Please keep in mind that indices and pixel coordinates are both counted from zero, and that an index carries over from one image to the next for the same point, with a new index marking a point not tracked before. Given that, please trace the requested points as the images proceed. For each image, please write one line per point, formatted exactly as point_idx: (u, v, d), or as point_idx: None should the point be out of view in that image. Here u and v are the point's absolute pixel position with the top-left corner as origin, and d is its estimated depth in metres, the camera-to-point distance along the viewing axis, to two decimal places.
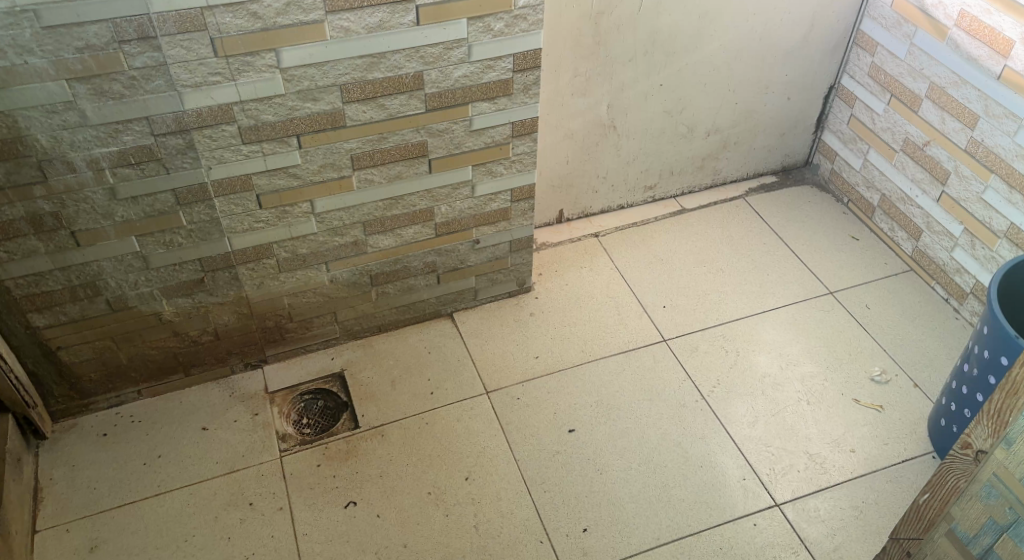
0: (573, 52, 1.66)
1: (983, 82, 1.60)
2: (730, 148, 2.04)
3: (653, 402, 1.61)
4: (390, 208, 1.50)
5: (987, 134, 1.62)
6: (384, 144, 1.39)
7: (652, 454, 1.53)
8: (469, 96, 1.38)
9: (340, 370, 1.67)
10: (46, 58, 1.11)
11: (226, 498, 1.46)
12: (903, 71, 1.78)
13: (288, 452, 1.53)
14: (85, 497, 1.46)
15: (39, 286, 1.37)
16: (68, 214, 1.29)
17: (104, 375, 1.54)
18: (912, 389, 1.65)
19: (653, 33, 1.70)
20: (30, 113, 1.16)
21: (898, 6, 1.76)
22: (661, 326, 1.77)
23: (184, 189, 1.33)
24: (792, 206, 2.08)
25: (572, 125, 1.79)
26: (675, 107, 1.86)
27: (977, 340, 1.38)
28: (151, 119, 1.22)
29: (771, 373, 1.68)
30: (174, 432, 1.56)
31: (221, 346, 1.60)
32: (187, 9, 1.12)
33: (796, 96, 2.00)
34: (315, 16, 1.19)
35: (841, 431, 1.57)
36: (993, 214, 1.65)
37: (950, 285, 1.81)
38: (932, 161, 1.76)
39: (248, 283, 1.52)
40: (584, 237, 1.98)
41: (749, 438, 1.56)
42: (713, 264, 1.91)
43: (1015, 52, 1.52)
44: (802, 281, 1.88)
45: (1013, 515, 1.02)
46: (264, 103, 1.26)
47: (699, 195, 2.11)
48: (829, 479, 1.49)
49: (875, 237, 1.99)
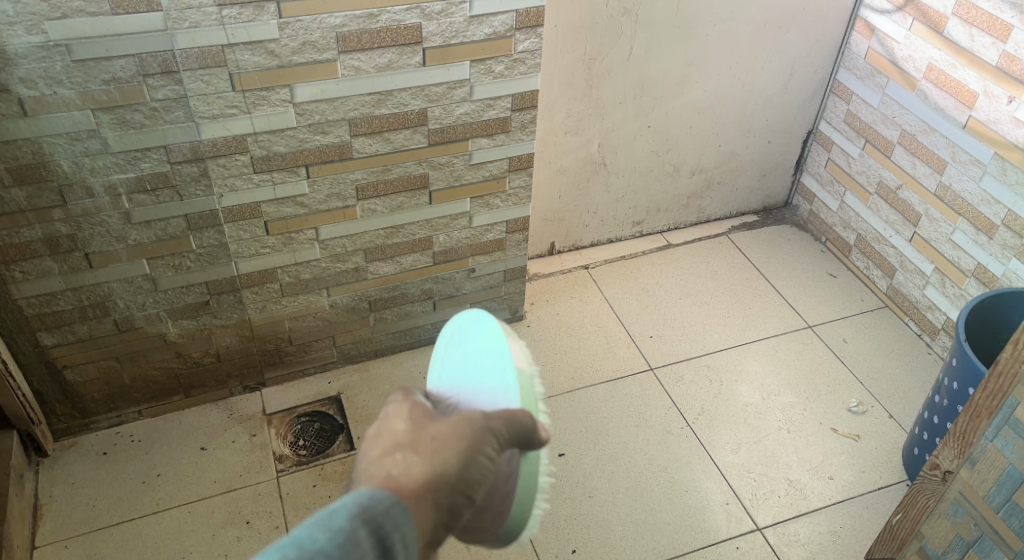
0: (567, 93, 1.75)
1: (950, 130, 1.70)
2: (714, 187, 2.14)
3: (640, 427, 1.67)
4: (390, 236, 1.57)
5: (955, 179, 1.72)
6: (388, 175, 1.47)
7: (640, 478, 1.58)
8: (469, 132, 1.46)
9: (337, 394, 1.72)
10: (73, 89, 1.18)
11: (223, 516, 1.49)
12: (876, 118, 1.89)
13: (284, 472, 1.57)
14: (85, 514, 1.49)
15: (50, 306, 1.42)
16: (82, 236, 1.35)
17: (106, 395, 1.58)
18: (887, 419, 1.72)
19: (642, 78, 1.79)
20: (54, 140, 1.23)
21: (872, 58, 1.87)
22: (648, 355, 1.83)
23: (197, 214, 1.40)
24: (774, 243, 2.17)
25: (565, 162, 1.87)
26: (661, 147, 1.95)
27: (947, 373, 1.46)
28: (169, 148, 1.29)
29: (753, 402, 1.74)
30: (173, 452, 1.59)
31: (222, 368, 1.65)
32: (209, 47, 1.20)
33: (777, 139, 2.10)
34: (328, 55, 1.27)
35: (820, 458, 1.64)
36: (961, 254, 1.74)
37: (922, 321, 1.89)
38: (905, 203, 1.86)
39: (251, 307, 1.57)
40: (575, 269, 2.06)
41: (731, 464, 1.62)
42: (698, 297, 1.99)
43: (980, 103, 1.62)
44: (784, 315, 1.96)
45: (978, 531, 1.09)
46: (276, 135, 1.34)
47: (684, 230, 2.19)
48: (808, 504, 1.55)
49: (852, 274, 2.08)
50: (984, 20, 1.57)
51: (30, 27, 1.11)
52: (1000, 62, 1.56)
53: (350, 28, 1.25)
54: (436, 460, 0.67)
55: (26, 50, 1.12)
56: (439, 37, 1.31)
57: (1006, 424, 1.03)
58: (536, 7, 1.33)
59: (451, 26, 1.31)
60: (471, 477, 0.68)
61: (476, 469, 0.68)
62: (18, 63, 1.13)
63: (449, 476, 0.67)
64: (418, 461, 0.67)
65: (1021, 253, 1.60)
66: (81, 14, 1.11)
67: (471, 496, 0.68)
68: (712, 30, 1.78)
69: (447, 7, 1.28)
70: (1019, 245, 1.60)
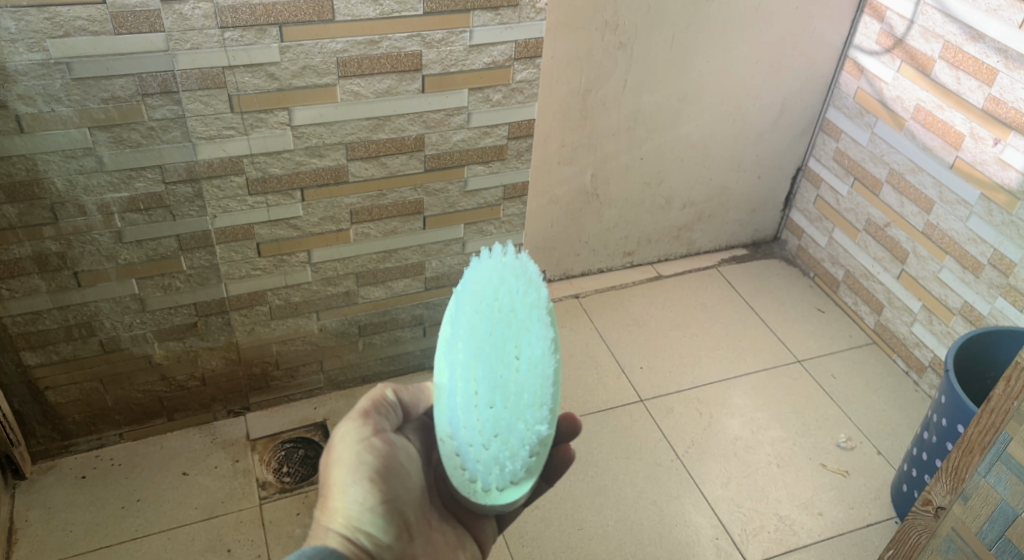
0: (562, 123, 1.77)
1: (938, 170, 1.73)
2: (704, 220, 2.16)
3: (630, 460, 1.66)
4: (383, 261, 1.56)
5: (942, 218, 1.74)
6: (382, 200, 1.47)
7: (630, 512, 1.57)
8: (466, 158, 1.47)
9: (322, 420, 1.70)
10: (71, 107, 1.18)
11: (203, 543, 1.46)
12: (865, 156, 1.92)
13: (267, 499, 1.54)
14: (61, 539, 1.45)
15: (35, 325, 1.39)
16: (72, 254, 1.34)
17: (88, 417, 1.55)
18: (876, 455, 1.72)
19: (635, 111, 1.82)
20: (50, 157, 1.22)
21: (861, 98, 1.90)
22: (638, 387, 1.83)
23: (189, 235, 1.39)
24: (763, 278, 2.19)
25: (558, 191, 1.88)
26: (653, 179, 1.97)
27: (935, 409, 1.46)
28: (164, 168, 1.29)
29: (742, 436, 1.74)
30: (154, 476, 1.56)
31: (207, 392, 1.62)
32: (209, 68, 1.20)
33: (766, 175, 2.13)
34: (327, 80, 1.28)
35: (809, 493, 1.63)
36: (948, 292, 1.76)
37: (910, 358, 1.91)
38: (893, 241, 1.89)
39: (239, 330, 1.55)
40: (565, 298, 2.06)
41: (721, 498, 1.61)
42: (688, 329, 2.00)
43: (966, 144, 1.65)
44: (772, 349, 1.96)
45: None
46: (274, 157, 1.34)
47: (674, 263, 2.21)
48: (797, 540, 1.54)
49: (840, 310, 2.10)
50: (971, 64, 1.61)
51: (32, 44, 1.10)
52: (986, 105, 1.59)
53: (351, 53, 1.26)
54: (333, 501, 0.90)
55: (27, 67, 1.12)
56: (438, 64, 1.32)
57: (998, 459, 1.03)
58: (535, 38, 1.35)
59: (451, 55, 1.32)
60: (363, 493, 0.89)
61: (360, 484, 0.90)
62: (18, 79, 1.13)
63: (350, 507, 0.89)
64: (329, 506, 0.91)
65: (1007, 292, 1.62)
66: (84, 33, 1.11)
67: (375, 503, 0.90)
68: (704, 67, 1.81)
69: (448, 35, 1.29)
70: (1005, 284, 1.62)
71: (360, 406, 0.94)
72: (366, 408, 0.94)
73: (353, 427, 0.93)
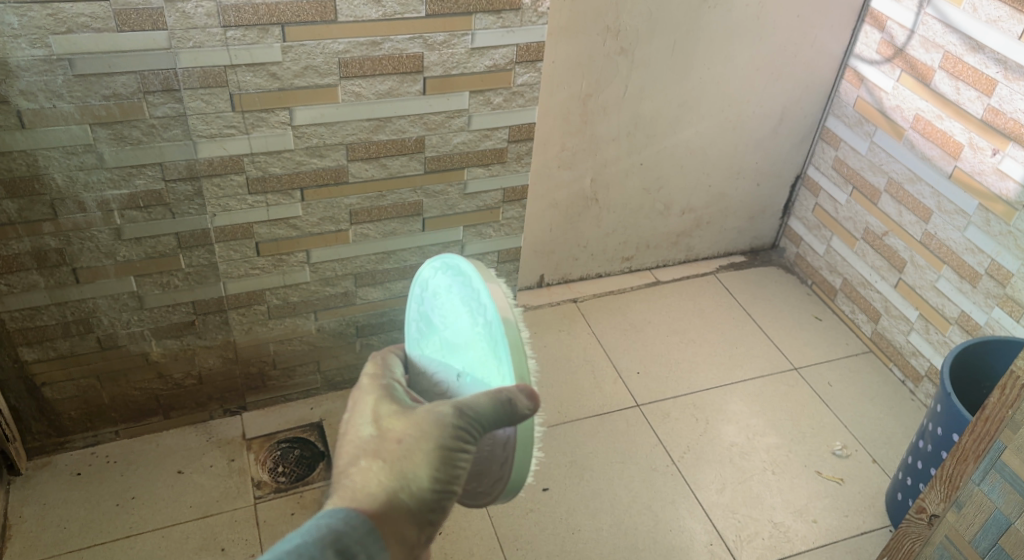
0: (562, 128, 1.77)
1: (936, 180, 1.73)
2: (703, 226, 2.16)
3: (626, 465, 1.66)
4: (381, 262, 1.56)
5: (941, 227, 1.74)
6: (382, 201, 1.47)
7: (624, 516, 1.57)
8: (466, 161, 1.47)
9: (319, 420, 1.70)
10: (73, 103, 1.18)
11: (198, 541, 1.46)
12: (864, 165, 1.93)
13: (262, 499, 1.54)
14: (55, 536, 1.45)
15: (33, 321, 1.39)
16: (71, 251, 1.34)
17: (84, 414, 1.55)
18: (871, 463, 1.72)
19: (636, 116, 1.82)
20: (50, 153, 1.22)
21: (860, 107, 1.91)
22: (634, 391, 1.83)
23: (188, 233, 1.39)
24: (761, 285, 2.20)
25: (558, 195, 1.89)
26: (653, 185, 1.98)
27: (931, 418, 1.46)
28: (164, 166, 1.29)
29: (738, 442, 1.74)
30: (149, 474, 1.56)
31: (203, 390, 1.62)
32: (211, 67, 1.20)
33: (766, 182, 2.13)
34: (329, 80, 1.28)
35: (804, 501, 1.63)
36: (946, 301, 1.76)
37: (906, 367, 1.91)
38: (891, 250, 1.89)
39: (237, 329, 1.55)
40: (562, 301, 2.06)
41: (716, 504, 1.61)
42: (685, 334, 2.00)
43: (964, 155, 1.66)
44: (770, 356, 1.97)
45: None
46: (273, 157, 1.34)
47: (673, 268, 2.21)
48: (791, 547, 1.54)
49: (837, 318, 2.11)
50: (970, 74, 1.61)
51: (34, 40, 1.11)
52: (985, 115, 1.60)
53: (353, 54, 1.26)
54: (405, 463, 0.82)
55: (28, 63, 1.12)
56: (440, 67, 1.33)
57: (993, 468, 1.03)
58: (536, 42, 1.35)
59: (453, 57, 1.32)
60: None
61: None
62: (20, 75, 1.13)
63: (423, 479, 0.81)
64: (396, 462, 0.82)
65: (1005, 302, 1.63)
66: (86, 30, 1.12)
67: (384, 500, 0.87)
68: (704, 74, 1.81)
69: (450, 37, 1.30)
70: (1002, 294, 1.63)
71: (473, 407, 0.81)
72: (479, 421, 0.81)
73: (459, 421, 0.81)
